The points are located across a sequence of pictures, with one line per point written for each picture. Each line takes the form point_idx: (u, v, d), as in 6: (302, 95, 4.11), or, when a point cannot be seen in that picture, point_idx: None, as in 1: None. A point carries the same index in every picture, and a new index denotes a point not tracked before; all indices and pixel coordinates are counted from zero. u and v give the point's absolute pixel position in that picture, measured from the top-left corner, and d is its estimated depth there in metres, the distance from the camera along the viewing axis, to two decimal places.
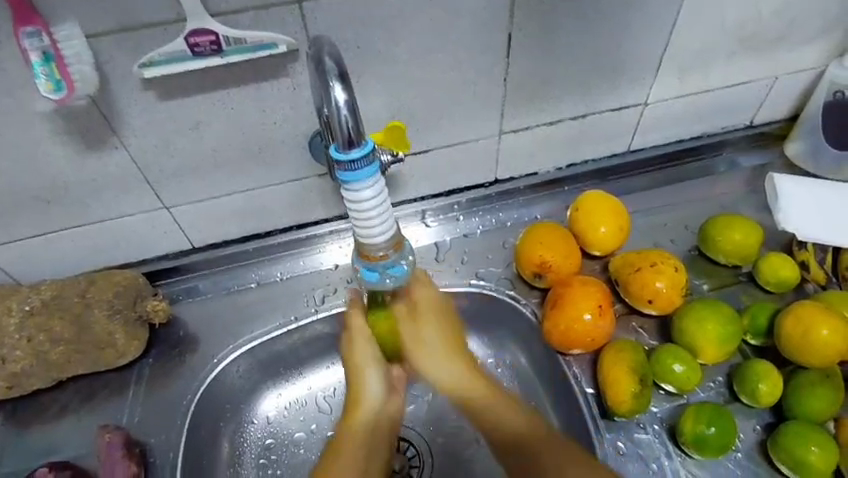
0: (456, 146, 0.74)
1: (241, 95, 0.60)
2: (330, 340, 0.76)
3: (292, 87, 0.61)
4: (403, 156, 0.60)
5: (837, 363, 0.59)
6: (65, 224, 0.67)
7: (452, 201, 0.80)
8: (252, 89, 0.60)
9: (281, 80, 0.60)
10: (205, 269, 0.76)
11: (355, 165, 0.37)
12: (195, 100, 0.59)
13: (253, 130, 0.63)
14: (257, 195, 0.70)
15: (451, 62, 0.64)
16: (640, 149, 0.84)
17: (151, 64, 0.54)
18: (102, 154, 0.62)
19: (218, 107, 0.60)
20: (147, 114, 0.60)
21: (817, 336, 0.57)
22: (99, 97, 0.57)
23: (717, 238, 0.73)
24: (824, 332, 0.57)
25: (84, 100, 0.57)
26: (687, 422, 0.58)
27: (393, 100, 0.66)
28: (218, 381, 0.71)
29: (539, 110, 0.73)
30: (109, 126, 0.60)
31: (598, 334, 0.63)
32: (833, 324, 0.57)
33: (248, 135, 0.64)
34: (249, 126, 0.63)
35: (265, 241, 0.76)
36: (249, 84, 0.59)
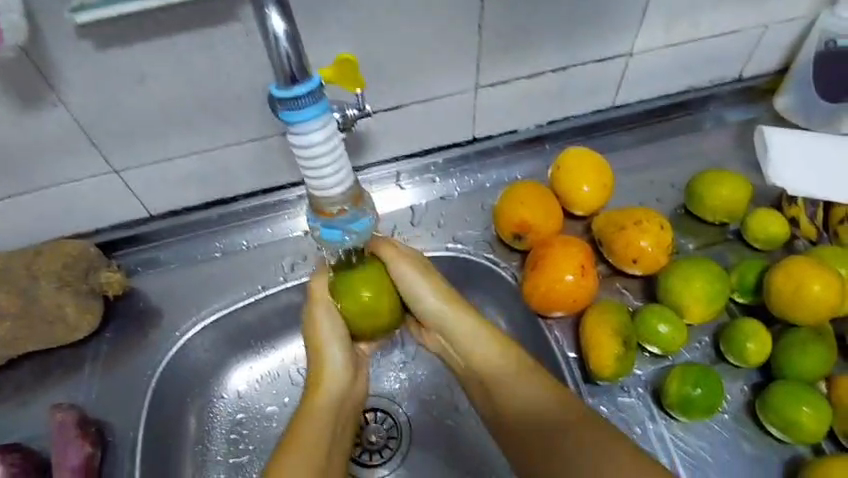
0: (430, 101, 0.69)
1: (188, 44, 0.54)
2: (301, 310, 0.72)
3: (244, 33, 0.55)
4: (371, 110, 0.55)
5: (828, 320, 0.57)
6: (5, 192, 0.61)
7: (428, 161, 0.76)
8: (200, 37, 0.54)
9: (231, 26, 0.54)
10: (165, 239, 0.70)
11: (301, 101, 0.33)
12: (136, 49, 0.54)
13: (205, 84, 0.58)
14: (216, 157, 0.65)
15: (420, 6, 0.59)
16: (625, 104, 0.79)
17: (83, 8, 0.49)
18: (40, 113, 0.56)
19: (164, 58, 0.55)
20: (85, 67, 0.54)
21: (809, 292, 0.54)
22: (29, 46, 0.51)
23: (705, 195, 0.69)
24: (816, 287, 0.54)
25: (12, 51, 0.51)
26: (672, 384, 0.55)
27: (358, 50, 0.61)
28: (181, 355, 0.67)
29: (517, 61, 0.68)
30: (44, 81, 0.53)
31: (580, 295, 0.60)
32: (826, 278, 0.55)
33: (200, 91, 0.58)
34: (201, 79, 0.57)
35: (229, 207, 0.71)
36: (196, 32, 0.54)
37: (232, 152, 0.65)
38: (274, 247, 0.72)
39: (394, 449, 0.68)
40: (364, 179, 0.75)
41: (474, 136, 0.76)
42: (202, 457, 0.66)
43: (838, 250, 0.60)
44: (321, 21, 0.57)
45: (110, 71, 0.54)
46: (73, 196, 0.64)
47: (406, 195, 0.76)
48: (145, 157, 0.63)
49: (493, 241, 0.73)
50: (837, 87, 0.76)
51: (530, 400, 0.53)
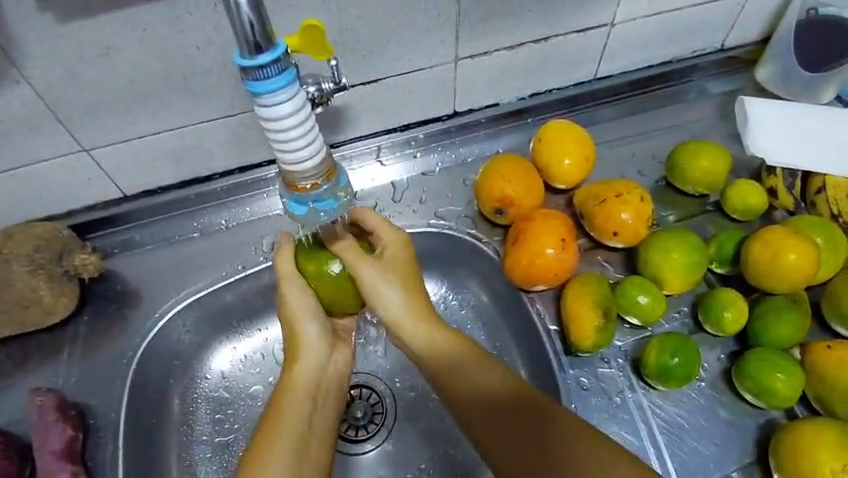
0: (409, 74, 0.67)
1: (155, 16, 0.52)
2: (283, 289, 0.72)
3: (213, 4, 0.53)
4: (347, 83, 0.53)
5: (803, 288, 0.58)
6: None
7: (409, 136, 0.75)
8: (166, 8, 0.52)
9: None
10: (141, 219, 0.69)
11: (263, 72, 0.32)
12: (100, 22, 0.51)
13: (175, 58, 0.56)
14: (190, 134, 0.63)
15: None
16: (607, 76, 0.79)
17: None
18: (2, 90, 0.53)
19: (130, 30, 0.53)
20: (46, 40, 0.51)
21: (785, 261, 0.55)
22: None
23: (685, 167, 0.70)
24: (792, 256, 0.55)
25: None
26: (651, 354, 0.56)
27: (333, 21, 0.59)
28: (162, 336, 0.67)
29: (497, 32, 0.67)
30: (4, 56, 0.51)
31: (560, 269, 0.60)
32: (802, 247, 0.55)
33: (169, 64, 0.56)
34: (169, 52, 0.55)
35: (205, 186, 0.69)
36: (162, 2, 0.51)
37: (206, 128, 0.63)
38: (254, 226, 0.71)
39: (380, 424, 0.68)
40: (344, 156, 0.74)
41: (455, 110, 0.75)
42: (188, 437, 0.66)
43: (814, 219, 0.61)
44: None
45: (74, 45, 0.52)
46: (43, 177, 0.62)
47: (387, 171, 0.75)
48: (116, 135, 0.61)
49: (474, 217, 0.72)
50: (817, 55, 0.76)
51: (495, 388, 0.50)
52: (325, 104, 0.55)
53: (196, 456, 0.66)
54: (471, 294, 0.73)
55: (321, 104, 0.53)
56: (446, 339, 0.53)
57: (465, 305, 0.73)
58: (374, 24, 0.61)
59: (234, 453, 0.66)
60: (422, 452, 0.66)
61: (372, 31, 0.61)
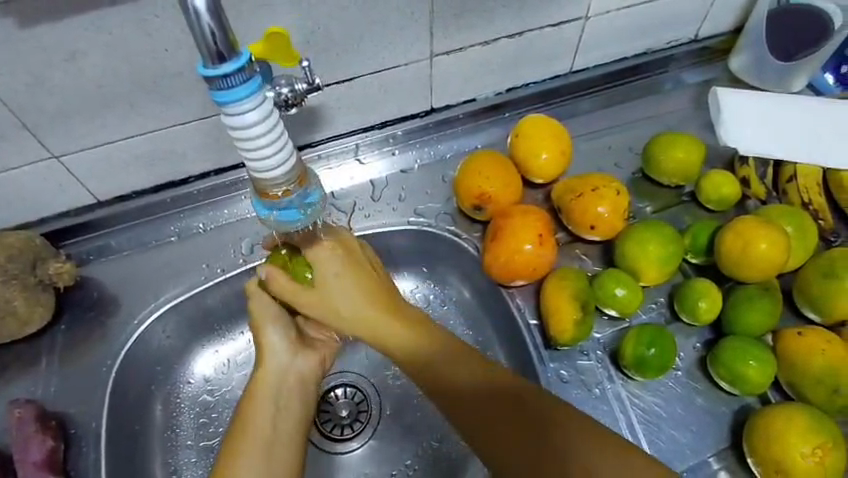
0: (383, 72, 0.67)
1: (120, 19, 0.51)
2: None
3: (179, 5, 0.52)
4: (319, 84, 0.52)
5: (775, 276, 0.59)
6: None
7: (386, 134, 0.74)
8: (131, 10, 0.51)
9: None
10: (117, 225, 0.68)
11: (225, 84, 0.32)
12: (63, 26, 0.50)
13: (142, 62, 0.55)
14: (163, 138, 0.62)
15: None
16: (583, 69, 0.79)
17: None
18: None
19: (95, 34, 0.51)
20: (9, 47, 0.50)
21: (757, 251, 0.56)
22: None
23: (660, 158, 0.70)
24: (763, 246, 0.56)
25: None
26: (628, 346, 0.57)
27: (303, 20, 0.58)
28: (142, 343, 0.66)
29: (469, 29, 0.66)
30: None
31: (539, 264, 0.61)
32: (772, 236, 0.56)
33: (137, 68, 0.55)
34: (136, 55, 0.54)
35: (180, 190, 0.68)
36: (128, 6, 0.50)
37: (179, 132, 0.62)
38: (231, 228, 0.71)
39: (365, 422, 0.69)
40: (322, 155, 0.73)
41: (432, 107, 0.75)
42: (172, 443, 0.66)
43: (785, 208, 0.62)
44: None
45: (38, 49, 0.51)
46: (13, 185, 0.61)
47: (366, 169, 0.75)
48: (86, 140, 0.60)
49: (453, 213, 0.73)
50: (789, 44, 0.77)
51: (471, 381, 0.51)
52: (300, 104, 0.54)
53: (181, 461, 0.66)
54: (452, 290, 0.74)
55: (295, 106, 0.53)
56: (409, 338, 0.53)
57: (447, 301, 0.74)
58: (345, 21, 0.60)
59: (219, 456, 0.66)
60: (407, 449, 0.67)
61: (345, 29, 0.61)
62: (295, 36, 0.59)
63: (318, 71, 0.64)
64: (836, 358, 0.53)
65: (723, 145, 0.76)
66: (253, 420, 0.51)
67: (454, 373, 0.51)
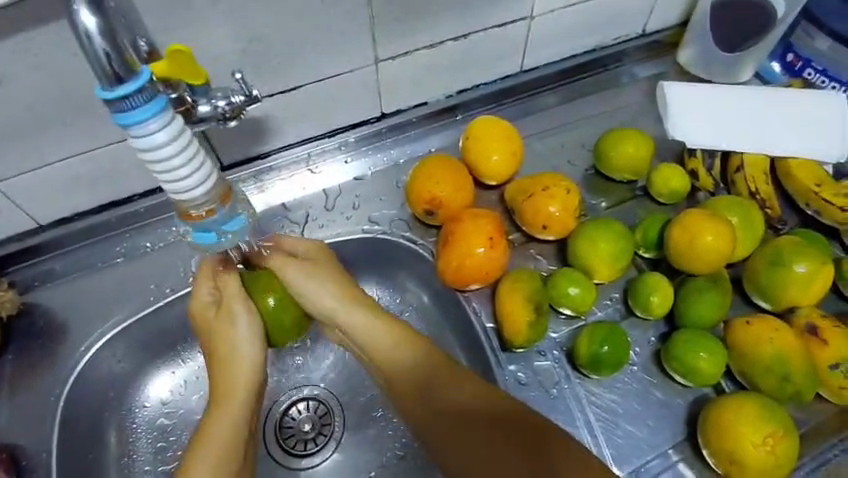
0: (329, 80, 0.66)
1: (42, 37, 0.49)
2: None
3: None
4: (255, 94, 0.49)
5: (724, 267, 0.60)
6: None
7: (337, 142, 0.73)
8: (53, 28, 0.49)
9: None
10: (61, 249, 0.66)
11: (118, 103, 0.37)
12: None
13: (71, 80, 0.53)
14: (102, 157, 0.61)
15: None
16: (534, 68, 0.79)
17: None
18: None
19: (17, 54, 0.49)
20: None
21: (703, 243, 0.57)
22: None
23: (611, 154, 0.71)
24: (709, 238, 0.56)
25: None
26: (582, 345, 0.57)
27: (239, 31, 0.57)
28: (92, 369, 0.64)
29: (413, 33, 0.66)
30: None
31: (492, 266, 0.61)
32: (718, 228, 0.57)
33: (66, 86, 0.53)
34: (64, 73, 0.52)
35: (125, 209, 0.67)
36: (49, 23, 0.48)
37: (118, 150, 0.61)
38: (181, 245, 0.69)
39: (328, 435, 0.68)
40: (272, 166, 0.72)
41: (383, 112, 0.74)
42: (128, 469, 0.65)
43: (732, 199, 0.63)
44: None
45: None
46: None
47: (318, 178, 0.74)
48: (19, 164, 0.57)
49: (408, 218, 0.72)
50: (733, 34, 0.77)
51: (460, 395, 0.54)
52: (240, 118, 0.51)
53: None
54: (412, 296, 0.73)
55: (233, 119, 0.49)
56: (406, 351, 0.57)
57: (407, 308, 0.73)
58: (283, 29, 0.59)
59: None
60: (371, 460, 0.66)
61: (284, 38, 0.59)
62: (232, 47, 0.58)
63: (259, 81, 0.62)
64: (783, 345, 0.53)
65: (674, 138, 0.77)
66: (212, 429, 0.52)
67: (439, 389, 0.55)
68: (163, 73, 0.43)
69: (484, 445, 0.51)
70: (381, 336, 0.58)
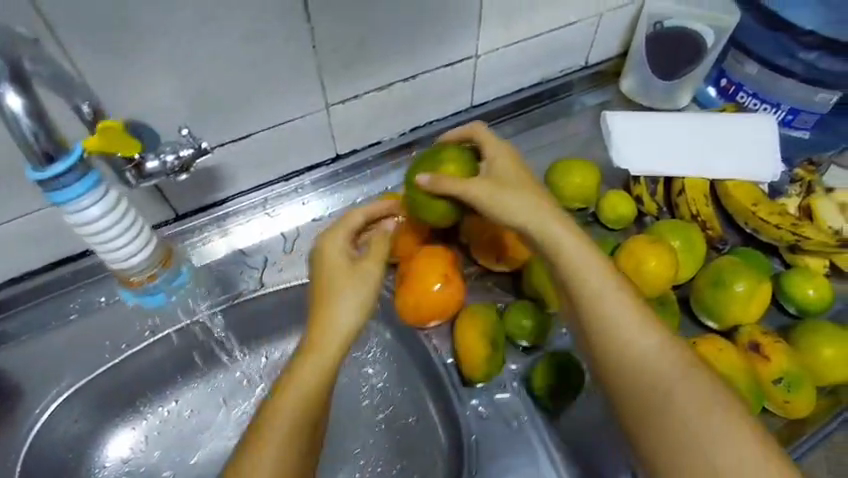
0: (281, 125, 0.67)
1: None
2: (179, 358, 0.69)
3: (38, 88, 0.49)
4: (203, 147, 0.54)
5: (668, 290, 0.63)
6: None
7: (293, 185, 0.74)
8: None
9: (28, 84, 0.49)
10: (12, 308, 0.65)
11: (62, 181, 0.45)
12: None
13: (13, 141, 0.52)
14: (50, 216, 0.60)
15: (245, 32, 0.57)
16: (483, 103, 0.82)
17: None
18: None
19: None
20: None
21: (647, 270, 0.59)
22: None
23: (561, 185, 0.72)
24: (652, 265, 0.59)
25: None
26: (536, 377, 0.59)
27: (184, 86, 0.58)
28: (47, 433, 0.62)
29: (361, 79, 0.68)
30: None
31: (449, 301, 0.62)
32: (659, 254, 0.59)
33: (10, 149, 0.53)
34: (7, 136, 0.52)
35: (79, 265, 0.66)
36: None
37: (67, 208, 0.60)
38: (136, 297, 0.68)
39: None
40: (230, 214, 0.72)
41: (338, 153, 0.75)
42: None
43: (675, 223, 0.65)
44: (135, 58, 0.53)
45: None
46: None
47: (275, 221, 0.74)
48: None
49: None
50: (672, 65, 0.81)
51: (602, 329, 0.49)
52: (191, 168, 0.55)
53: None
54: (372, 333, 0.73)
55: (183, 170, 0.53)
56: (599, 268, 0.50)
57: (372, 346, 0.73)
58: (232, 80, 0.60)
59: None
60: None
61: (233, 89, 0.61)
62: (181, 100, 0.59)
63: (208, 132, 0.63)
64: (726, 365, 0.56)
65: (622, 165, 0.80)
66: (305, 370, 0.48)
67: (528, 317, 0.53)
68: (97, 147, 0.45)
69: (645, 405, 0.47)
70: (589, 256, 0.50)
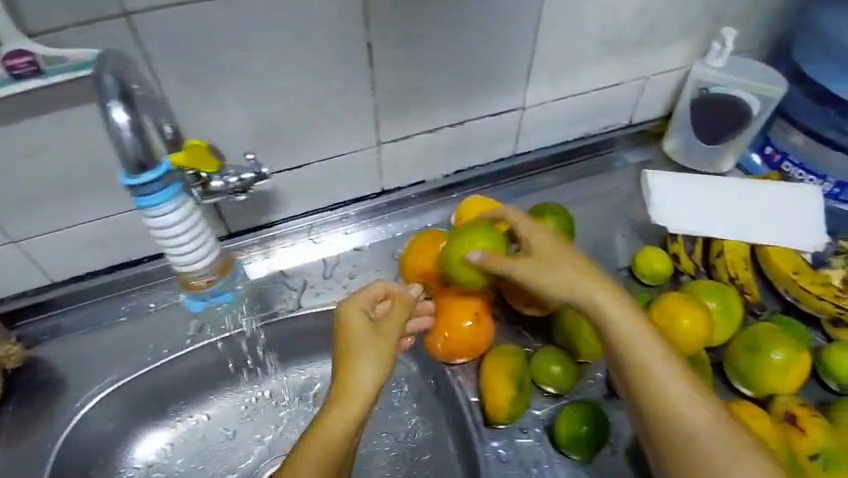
0: (502, 114, 0.68)
1: (287, 72, 0.52)
2: None
3: (341, 58, 0.54)
4: (265, 172, 0.52)
5: (703, 350, 0.54)
6: (62, 227, 0.56)
7: (514, 167, 0.75)
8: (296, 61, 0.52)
9: (332, 52, 0.53)
10: (242, 254, 0.67)
11: (151, 185, 0.46)
12: (238, 84, 0.52)
13: (307, 86, 0.54)
14: (320, 170, 0.63)
15: (514, 11, 0.57)
16: (748, 123, 0.72)
17: (183, 52, 0.48)
18: None
19: (276, 61, 0.51)
20: (168, 42, 0.47)
21: (679, 328, 0.52)
22: None
23: (799, 267, 0.61)
24: (685, 322, 0.52)
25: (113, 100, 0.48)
26: (815, 432, 0.49)
27: (461, 59, 0.59)
28: (257, 378, 0.66)
29: (585, 73, 0.68)
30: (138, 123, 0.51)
31: (698, 341, 0.52)
32: (697, 314, 0.52)
33: (301, 91, 0.54)
34: (305, 80, 0.54)
35: (328, 219, 0.69)
36: (309, 34, 0.51)
37: (323, 167, 0.63)
38: (355, 259, 0.69)
39: None
40: (452, 194, 0.74)
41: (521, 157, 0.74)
42: None
43: (714, 284, 0.58)
44: (417, 37, 0.55)
45: (191, 52, 0.48)
46: (104, 172, 0.53)
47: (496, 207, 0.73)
48: None
49: None
50: None
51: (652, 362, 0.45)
52: (246, 191, 0.53)
53: None
54: None
55: (241, 192, 0.51)
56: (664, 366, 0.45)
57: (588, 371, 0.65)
58: (492, 55, 0.60)
59: None
60: None
61: (493, 62, 0.61)
62: (446, 76, 0.60)
63: (461, 109, 0.64)
64: None
65: (807, 245, 0.63)
66: (360, 372, 0.45)
67: (638, 331, 0.46)
68: (179, 163, 0.47)
69: None
70: (645, 347, 0.45)
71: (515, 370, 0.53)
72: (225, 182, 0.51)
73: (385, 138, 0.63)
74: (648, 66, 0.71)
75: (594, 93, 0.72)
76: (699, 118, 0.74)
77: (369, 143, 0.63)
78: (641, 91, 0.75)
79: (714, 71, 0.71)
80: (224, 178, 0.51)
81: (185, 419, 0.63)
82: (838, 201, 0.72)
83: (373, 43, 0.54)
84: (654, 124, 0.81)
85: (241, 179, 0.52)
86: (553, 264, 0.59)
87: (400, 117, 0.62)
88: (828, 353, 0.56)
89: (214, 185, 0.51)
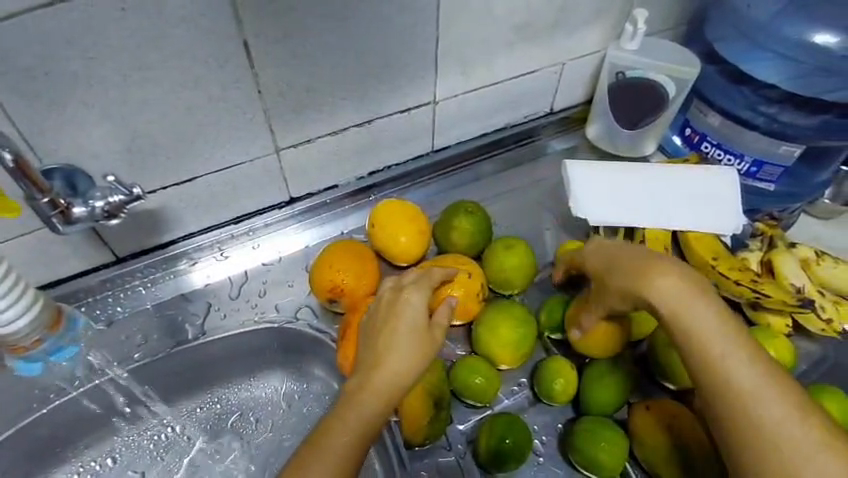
0: (412, 110, 0.64)
1: (152, 78, 0.47)
2: (300, 355, 0.62)
3: (214, 60, 0.48)
4: (139, 192, 0.47)
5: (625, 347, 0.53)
6: None
7: (433, 164, 0.72)
8: (161, 67, 0.47)
9: (202, 54, 0.47)
10: (137, 280, 0.60)
11: None
12: (93, 95, 0.46)
13: (181, 93, 0.49)
14: (213, 182, 0.57)
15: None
16: (666, 104, 0.71)
17: (17, 64, 0.42)
18: None
19: (136, 68, 0.46)
20: None
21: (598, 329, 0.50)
22: None
23: (717, 251, 0.61)
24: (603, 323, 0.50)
25: None
26: None
27: (355, 53, 0.54)
28: (166, 411, 0.60)
29: (497, 62, 0.65)
30: None
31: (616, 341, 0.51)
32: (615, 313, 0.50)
33: (174, 99, 0.49)
34: (177, 86, 0.48)
35: (233, 233, 0.63)
36: (171, 33, 0.45)
37: (217, 179, 0.57)
38: (265, 274, 0.64)
39: None
40: (370, 196, 0.69)
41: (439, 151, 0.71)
42: None
43: None
44: (301, 33, 0.50)
45: (26, 63, 0.42)
46: None
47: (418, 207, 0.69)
48: None
49: None
50: None
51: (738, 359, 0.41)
52: (119, 217, 0.48)
53: None
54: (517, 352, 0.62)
55: (109, 218, 0.46)
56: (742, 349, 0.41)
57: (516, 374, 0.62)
58: (391, 47, 0.56)
59: None
60: None
61: (393, 55, 0.57)
62: (342, 72, 0.55)
63: (365, 107, 0.60)
64: None
65: (726, 228, 0.63)
66: (389, 359, 0.45)
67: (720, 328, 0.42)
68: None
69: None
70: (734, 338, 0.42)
71: (432, 388, 0.48)
72: (89, 207, 0.46)
73: (284, 143, 0.58)
74: (561, 52, 0.69)
75: (508, 82, 0.69)
76: (618, 103, 0.72)
77: (266, 150, 0.58)
78: (558, 78, 0.72)
79: (629, 54, 0.69)
80: (89, 203, 0.46)
81: (86, 466, 0.58)
82: (756, 180, 0.71)
83: (249, 41, 0.48)
84: (575, 110, 0.78)
85: (109, 204, 0.47)
86: (471, 267, 0.56)
87: (298, 120, 0.57)
88: (746, 336, 0.56)
89: (76, 211, 0.46)
